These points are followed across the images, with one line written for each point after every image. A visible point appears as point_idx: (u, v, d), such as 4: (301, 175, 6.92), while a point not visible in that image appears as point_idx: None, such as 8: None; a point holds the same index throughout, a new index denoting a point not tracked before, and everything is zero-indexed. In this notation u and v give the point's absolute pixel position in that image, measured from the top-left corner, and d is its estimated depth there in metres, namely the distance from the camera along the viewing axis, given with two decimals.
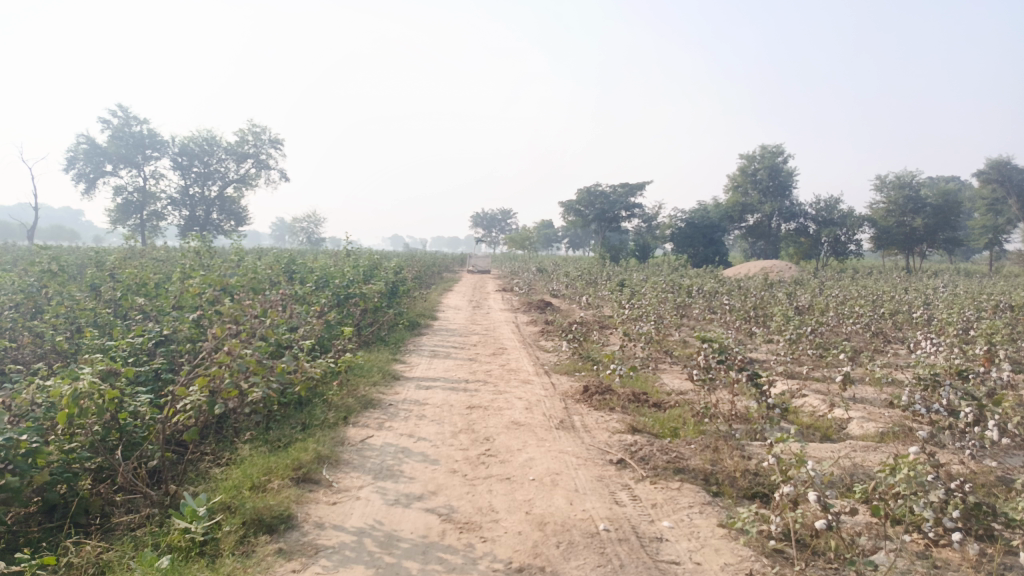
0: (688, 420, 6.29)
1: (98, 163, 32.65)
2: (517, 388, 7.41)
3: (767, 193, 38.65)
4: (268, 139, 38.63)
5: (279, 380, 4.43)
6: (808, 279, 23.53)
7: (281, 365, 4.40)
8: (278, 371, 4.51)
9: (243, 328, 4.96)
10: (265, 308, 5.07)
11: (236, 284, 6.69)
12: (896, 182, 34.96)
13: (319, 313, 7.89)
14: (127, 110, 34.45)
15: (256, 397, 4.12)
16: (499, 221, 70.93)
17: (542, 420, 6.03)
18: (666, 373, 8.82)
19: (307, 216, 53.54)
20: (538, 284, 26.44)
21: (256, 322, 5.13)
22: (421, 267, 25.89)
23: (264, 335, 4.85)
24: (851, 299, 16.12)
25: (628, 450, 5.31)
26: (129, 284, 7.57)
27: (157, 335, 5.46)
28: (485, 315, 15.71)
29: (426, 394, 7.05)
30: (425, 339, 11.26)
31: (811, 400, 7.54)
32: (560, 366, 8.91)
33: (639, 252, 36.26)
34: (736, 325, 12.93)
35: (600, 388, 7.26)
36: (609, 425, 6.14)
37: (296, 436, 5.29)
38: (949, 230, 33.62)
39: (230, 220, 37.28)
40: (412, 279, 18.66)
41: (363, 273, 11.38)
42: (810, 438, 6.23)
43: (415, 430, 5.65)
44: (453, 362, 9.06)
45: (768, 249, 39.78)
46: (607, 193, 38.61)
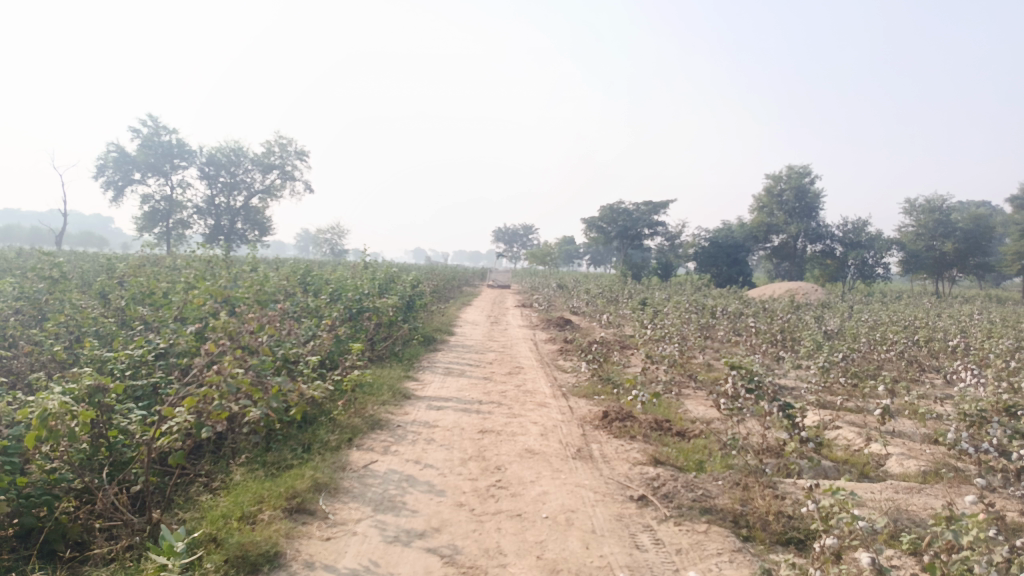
0: (714, 452, 5.90)
1: (127, 171, 32.99)
2: (533, 411, 7.05)
3: (793, 213, 37.95)
4: (293, 150, 38.86)
5: (274, 402, 4.12)
6: (836, 302, 22.91)
7: (278, 386, 4.10)
8: (273, 393, 4.19)
9: (240, 344, 4.66)
10: (265, 323, 4.78)
11: (241, 295, 6.41)
12: (927, 206, 34.17)
13: (328, 327, 7.61)
14: (155, 119, 34.82)
15: (246, 419, 3.80)
16: (521, 236, 70.69)
17: (558, 448, 5.67)
18: (690, 398, 8.42)
19: (330, 227, 53.67)
20: (559, 300, 26.11)
21: (255, 338, 4.85)
22: (442, 282, 25.75)
23: (262, 352, 4.56)
24: (882, 324, 15.54)
25: (649, 485, 4.91)
26: (137, 293, 7.37)
27: (154, 348, 5.19)
28: (503, 332, 15.38)
29: (437, 416, 6.72)
30: (441, 355, 10.95)
31: (845, 433, 7.09)
32: (578, 388, 8.54)
33: (661, 270, 35.80)
34: (762, 349, 12.48)
35: (620, 413, 6.88)
36: (630, 455, 5.75)
37: (295, 459, 4.99)
38: (981, 255, 32.70)
39: (254, 230, 37.44)
40: (431, 294, 18.44)
41: (379, 287, 11.12)
42: (847, 476, 5.80)
43: (422, 456, 5.31)
44: (468, 381, 8.74)
45: (792, 270, 39.10)
46: (630, 210, 38.21)
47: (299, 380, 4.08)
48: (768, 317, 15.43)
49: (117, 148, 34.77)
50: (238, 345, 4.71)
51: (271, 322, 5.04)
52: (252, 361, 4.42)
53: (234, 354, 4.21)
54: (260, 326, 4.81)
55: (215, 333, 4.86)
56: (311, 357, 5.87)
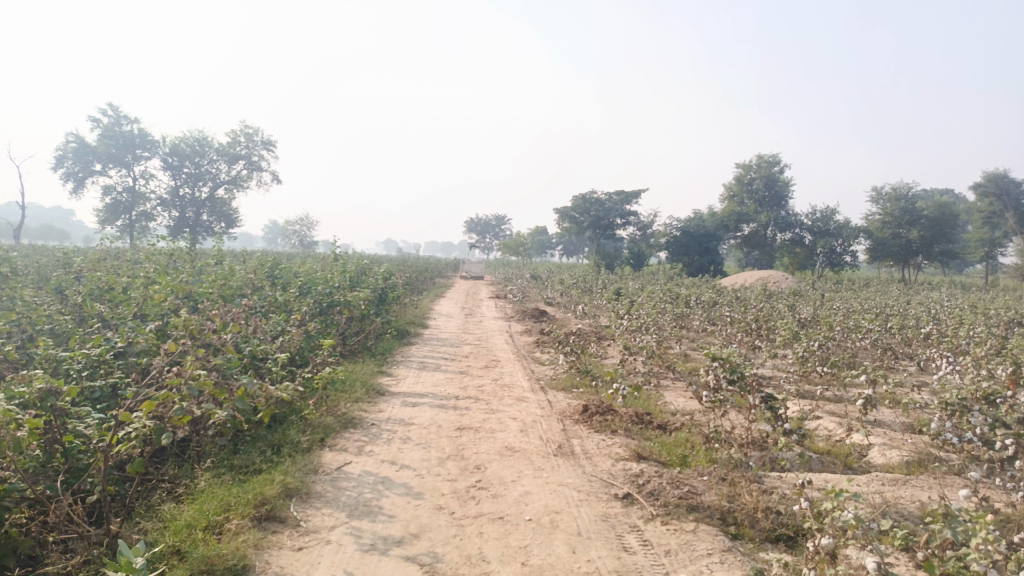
0: (697, 447, 5.79)
1: (87, 162, 32.03)
2: (511, 406, 6.87)
3: (763, 202, 38.20)
4: (261, 141, 38.12)
5: (240, 404, 3.88)
6: (807, 290, 23.10)
7: (245, 387, 3.84)
8: (239, 395, 3.95)
9: (203, 343, 4.41)
10: (230, 320, 4.52)
11: (205, 290, 6.10)
12: (893, 194, 34.62)
13: (297, 323, 7.34)
14: (116, 109, 33.87)
15: (209, 423, 3.57)
16: (493, 226, 70.37)
17: (538, 445, 5.50)
18: (669, 390, 8.31)
19: (299, 219, 52.80)
20: (532, 291, 25.97)
21: (219, 335, 4.59)
22: (414, 273, 25.44)
23: (226, 351, 4.31)
24: (854, 312, 15.64)
25: (634, 483, 4.77)
26: (94, 290, 7.02)
27: (113, 346, 4.90)
28: (478, 324, 15.18)
29: (412, 413, 6.51)
30: (414, 349, 10.72)
31: (826, 423, 7.04)
32: (556, 381, 8.39)
33: (634, 260, 35.86)
34: (738, 339, 12.45)
35: (600, 407, 6.73)
36: (612, 451, 5.61)
37: (265, 461, 4.76)
38: (945, 243, 33.26)
39: (221, 222, 36.67)
40: (403, 286, 18.15)
41: (350, 280, 10.84)
42: (831, 468, 5.72)
43: (398, 456, 5.11)
44: (443, 376, 8.53)
45: (762, 259, 39.42)
46: (603, 200, 38.17)
47: (271, 380, 3.84)
48: (742, 305, 15.50)
49: (77, 138, 33.77)
50: (198, 343, 4.45)
51: (235, 318, 4.77)
52: (216, 360, 4.17)
53: (195, 353, 3.95)
54: (225, 322, 4.54)
55: (176, 331, 4.60)
56: (280, 355, 5.63)
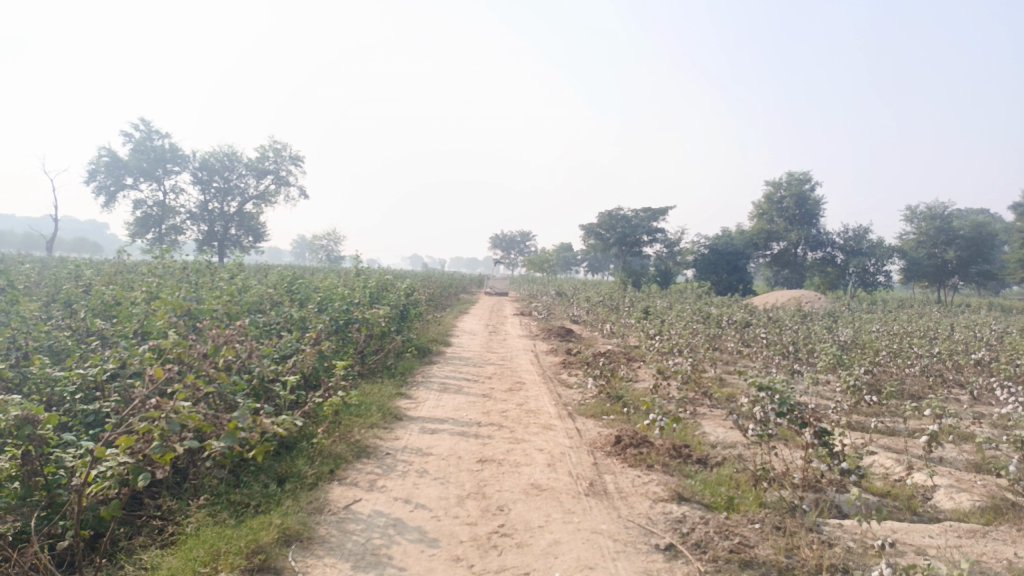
0: (744, 487, 5.26)
1: (119, 176, 32.29)
2: (537, 436, 6.35)
3: (793, 221, 37.27)
4: (289, 156, 38.23)
5: (229, 438, 3.42)
6: (841, 311, 22.29)
7: (238, 421, 3.37)
8: (231, 427, 3.49)
9: (196, 368, 3.96)
10: (229, 342, 4.06)
11: (210, 305, 5.64)
12: (928, 213, 33.59)
13: (309, 343, 6.90)
14: (148, 123, 34.18)
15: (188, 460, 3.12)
16: (518, 242, 69.96)
17: (567, 483, 4.98)
18: (707, 419, 7.75)
19: (327, 234, 53.00)
20: (558, 308, 25.48)
21: (214, 358, 4.13)
22: (438, 289, 25.06)
23: (218, 378, 3.85)
24: (895, 335, 14.87)
25: (676, 530, 4.25)
26: (99, 306, 6.66)
27: (108, 367, 4.49)
28: (502, 342, 14.69)
29: (430, 441, 6.03)
30: (436, 369, 10.26)
31: (882, 460, 6.44)
32: (585, 407, 7.86)
33: (660, 278, 35.20)
34: (776, 362, 11.81)
35: (634, 438, 6.20)
36: (649, 490, 5.09)
37: (267, 497, 4.33)
38: (983, 263, 32.12)
39: (248, 236, 36.76)
40: (426, 302, 17.76)
41: (370, 295, 10.43)
42: (894, 513, 5.13)
43: (414, 493, 4.62)
44: (465, 399, 8.05)
45: (793, 278, 38.47)
46: (629, 217, 37.60)
47: (272, 414, 3.37)
48: (777, 326, 14.83)
49: (109, 153, 34.15)
50: (193, 367, 4.01)
51: (232, 339, 4.32)
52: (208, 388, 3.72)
53: (184, 379, 3.50)
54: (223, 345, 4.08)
55: (171, 352, 4.16)
56: (288, 379, 5.18)
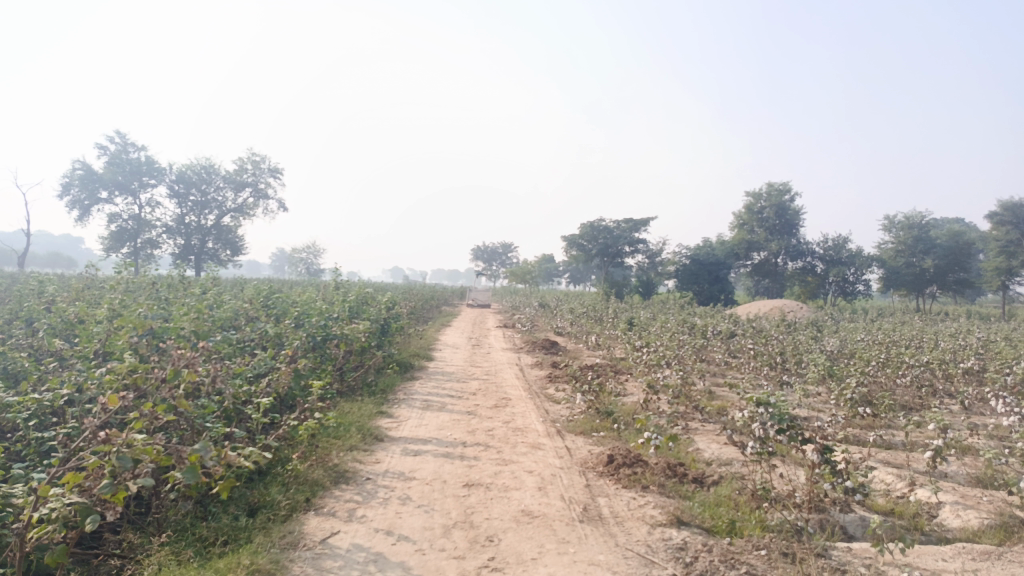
0: (744, 509, 5.01)
1: (93, 190, 31.60)
2: (525, 456, 6.06)
3: (773, 231, 37.39)
4: (268, 168, 37.74)
5: (190, 473, 3.06)
6: (824, 320, 22.24)
7: (202, 455, 3.03)
8: (191, 462, 3.13)
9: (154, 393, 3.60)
10: (195, 365, 3.72)
11: (176, 322, 5.24)
12: (905, 222, 33.80)
13: (285, 362, 6.56)
14: (123, 137, 33.55)
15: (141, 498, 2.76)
16: (499, 254, 69.66)
17: (559, 509, 4.69)
18: (699, 434, 7.50)
19: (307, 247, 52.52)
20: (541, 321, 25.23)
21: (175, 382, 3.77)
22: (419, 303, 24.73)
23: (181, 405, 3.49)
24: (881, 344, 14.75)
25: (678, 559, 3.97)
26: (61, 325, 6.26)
27: (66, 390, 4.13)
28: (485, 355, 14.38)
29: (414, 464, 5.71)
30: (419, 385, 9.93)
31: (882, 475, 6.23)
32: (574, 424, 7.59)
33: (642, 289, 35.04)
34: (764, 373, 11.62)
35: (628, 457, 5.93)
36: (645, 513, 4.82)
37: (237, 531, 3.99)
38: (960, 272, 32.34)
39: (226, 249, 36.18)
40: (407, 316, 17.41)
41: (349, 310, 10.08)
42: (901, 534, 4.89)
43: (396, 523, 4.31)
44: (450, 417, 7.75)
45: (773, 288, 38.55)
46: (611, 228, 37.52)
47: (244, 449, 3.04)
48: (763, 336, 14.69)
49: (83, 165, 33.47)
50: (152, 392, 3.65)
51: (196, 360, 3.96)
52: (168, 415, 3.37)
53: (142, 407, 3.16)
54: (187, 368, 3.73)
55: (127, 376, 3.79)
56: (259, 402, 4.82)
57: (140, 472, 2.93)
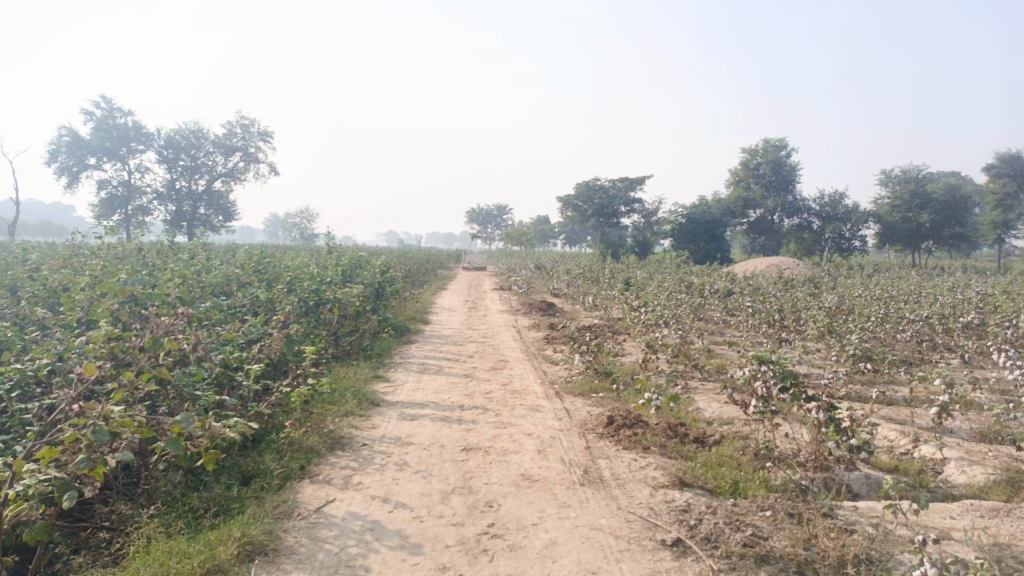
0: (747, 469, 4.93)
1: (81, 156, 31.07)
2: (524, 418, 5.95)
3: (769, 187, 37.05)
4: (257, 132, 37.15)
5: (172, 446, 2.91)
6: (821, 277, 22.12)
7: (185, 427, 2.90)
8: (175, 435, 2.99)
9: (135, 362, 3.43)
10: (176, 333, 3.58)
11: (162, 288, 5.09)
12: (902, 176, 33.50)
13: (277, 327, 6.42)
14: (109, 102, 32.88)
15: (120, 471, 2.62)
16: (494, 216, 69.25)
17: (560, 472, 4.59)
18: (700, 394, 7.41)
19: (301, 212, 52.08)
20: (537, 282, 25.10)
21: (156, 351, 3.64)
22: (415, 266, 24.52)
23: (163, 376, 3.33)
24: (879, 299, 14.67)
25: (682, 522, 3.87)
26: (44, 292, 6.08)
27: (47, 360, 3.95)
28: (482, 318, 14.25)
29: (411, 429, 5.60)
30: (415, 348, 9.81)
31: (885, 431, 6.15)
32: (572, 385, 7.49)
33: (638, 249, 34.81)
34: (763, 331, 11.53)
35: (628, 418, 5.83)
36: (647, 475, 4.73)
37: (230, 500, 3.89)
38: (956, 226, 32.18)
39: (218, 215, 35.81)
40: (403, 280, 17.24)
41: (342, 274, 9.90)
42: (907, 491, 4.82)
43: (394, 489, 4.21)
44: (447, 380, 7.64)
45: (769, 245, 38.41)
46: (606, 187, 37.16)
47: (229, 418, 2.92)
48: (760, 294, 14.58)
49: (69, 131, 32.87)
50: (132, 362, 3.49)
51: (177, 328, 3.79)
52: (149, 386, 3.24)
53: (122, 377, 3.01)
54: (169, 336, 3.59)
55: (107, 345, 3.62)
56: (247, 368, 4.67)
57: (120, 445, 2.80)
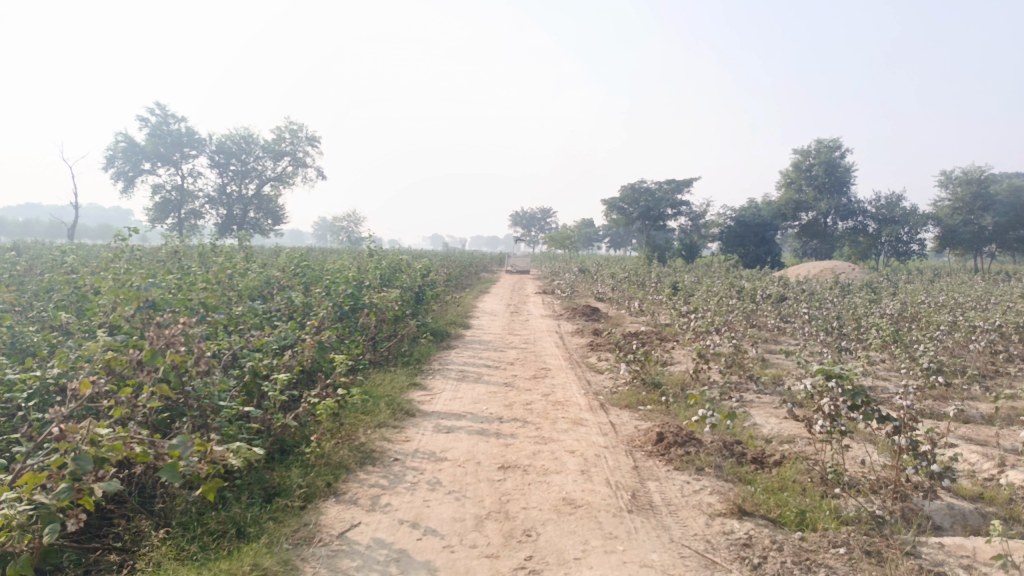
0: (814, 497, 4.47)
1: (137, 161, 31.80)
2: (568, 433, 5.57)
3: (822, 189, 35.82)
4: (305, 136, 37.55)
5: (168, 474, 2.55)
6: (879, 282, 21.13)
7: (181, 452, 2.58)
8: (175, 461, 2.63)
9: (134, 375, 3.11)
10: (178, 347, 3.10)
11: (185, 294, 4.88)
12: (964, 177, 31.99)
13: (310, 333, 6.19)
14: (163, 108, 33.61)
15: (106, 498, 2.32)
16: (539, 219, 69.01)
17: (605, 496, 4.20)
18: (756, 408, 6.92)
19: (348, 216, 52.59)
20: (582, 286, 24.63)
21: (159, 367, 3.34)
22: (459, 271, 24.33)
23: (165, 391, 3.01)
24: (944, 306, 13.83)
25: (744, 560, 3.45)
26: (74, 296, 5.94)
27: (63, 368, 3.69)
28: (525, 323, 13.87)
29: (445, 443, 5.27)
30: (455, 354, 9.50)
31: (965, 453, 5.59)
32: (619, 396, 7.07)
33: (685, 252, 34.01)
34: (819, 339, 10.88)
35: (680, 435, 5.41)
36: (702, 501, 4.31)
37: (249, 520, 3.61)
38: (1023, 229, 30.55)
39: (267, 219, 36.28)
40: (445, 283, 17.01)
41: (381, 278, 9.65)
42: (998, 525, 4.29)
43: (424, 512, 3.88)
44: (486, 389, 7.31)
45: (822, 249, 37.15)
46: (653, 190, 36.43)
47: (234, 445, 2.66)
48: (816, 300, 13.87)
49: (125, 138, 33.68)
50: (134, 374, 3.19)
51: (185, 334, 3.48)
52: (147, 404, 3.00)
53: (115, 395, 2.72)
54: (169, 349, 3.17)
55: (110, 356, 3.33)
56: (270, 378, 4.40)
57: (106, 474, 2.56)
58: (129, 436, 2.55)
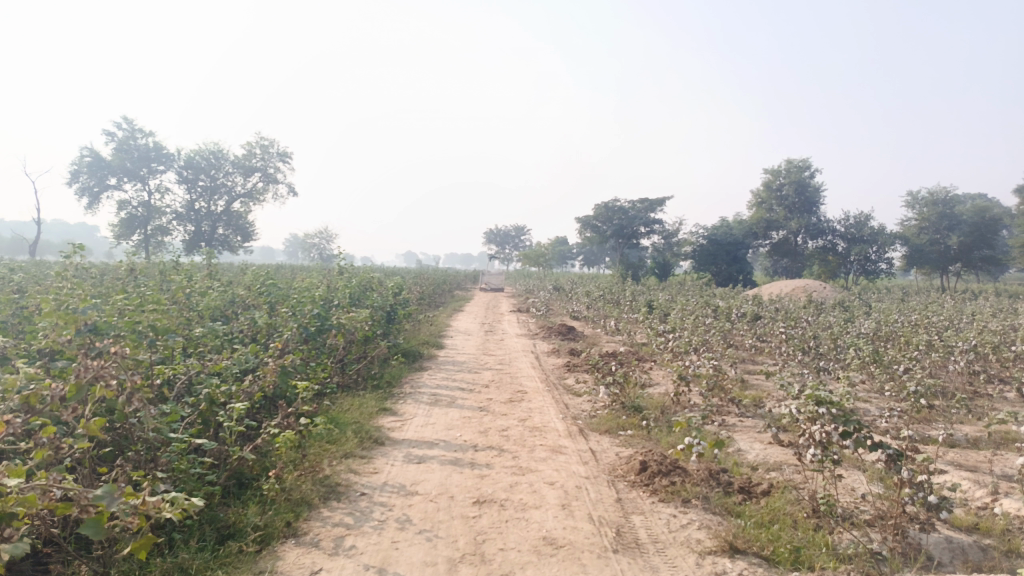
0: (808, 531, 4.21)
1: (102, 176, 31.01)
2: (546, 463, 5.29)
3: (793, 209, 36.17)
4: (277, 152, 37.05)
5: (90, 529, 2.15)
6: (851, 301, 21.21)
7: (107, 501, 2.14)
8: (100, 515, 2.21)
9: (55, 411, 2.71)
10: (109, 381, 2.71)
11: (135, 316, 4.53)
12: (929, 198, 32.50)
13: (273, 355, 5.85)
14: (130, 122, 32.93)
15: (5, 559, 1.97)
16: (512, 237, 68.98)
17: (588, 534, 3.92)
18: (739, 433, 6.69)
19: (319, 232, 52.02)
20: (556, 304, 24.41)
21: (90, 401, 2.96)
22: (431, 289, 23.98)
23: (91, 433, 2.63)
24: (918, 326, 13.81)
25: None
26: (16, 317, 5.53)
27: None
28: (499, 343, 13.56)
29: (417, 474, 4.95)
30: (427, 377, 9.15)
31: (956, 479, 5.40)
32: (598, 421, 6.80)
33: (658, 270, 34.04)
34: (798, 359, 10.73)
35: (664, 464, 5.16)
36: (690, 538, 4.05)
37: (197, 567, 3.27)
38: (986, 249, 31.07)
39: (237, 235, 35.60)
40: (417, 302, 16.65)
41: (351, 297, 9.31)
42: (998, 560, 4.08)
43: (392, 555, 3.56)
44: (460, 414, 6.99)
45: (793, 268, 37.45)
46: (626, 208, 36.46)
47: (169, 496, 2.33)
48: (792, 319, 13.77)
49: (91, 152, 32.90)
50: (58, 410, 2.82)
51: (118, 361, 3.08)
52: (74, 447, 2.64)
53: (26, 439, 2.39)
54: (99, 383, 2.78)
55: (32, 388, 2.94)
56: (221, 409, 4.05)
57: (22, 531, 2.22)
58: (45, 487, 2.21)
